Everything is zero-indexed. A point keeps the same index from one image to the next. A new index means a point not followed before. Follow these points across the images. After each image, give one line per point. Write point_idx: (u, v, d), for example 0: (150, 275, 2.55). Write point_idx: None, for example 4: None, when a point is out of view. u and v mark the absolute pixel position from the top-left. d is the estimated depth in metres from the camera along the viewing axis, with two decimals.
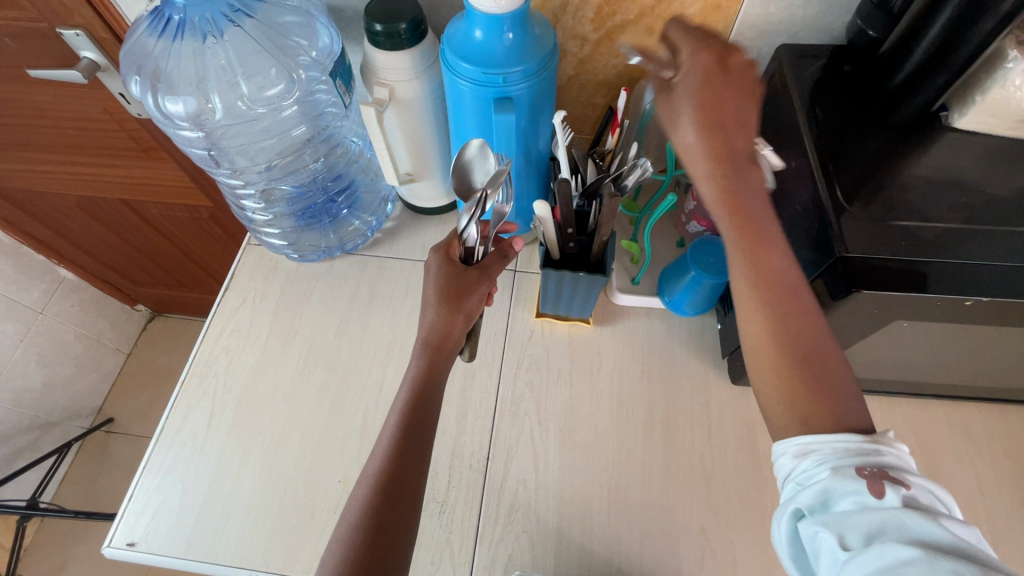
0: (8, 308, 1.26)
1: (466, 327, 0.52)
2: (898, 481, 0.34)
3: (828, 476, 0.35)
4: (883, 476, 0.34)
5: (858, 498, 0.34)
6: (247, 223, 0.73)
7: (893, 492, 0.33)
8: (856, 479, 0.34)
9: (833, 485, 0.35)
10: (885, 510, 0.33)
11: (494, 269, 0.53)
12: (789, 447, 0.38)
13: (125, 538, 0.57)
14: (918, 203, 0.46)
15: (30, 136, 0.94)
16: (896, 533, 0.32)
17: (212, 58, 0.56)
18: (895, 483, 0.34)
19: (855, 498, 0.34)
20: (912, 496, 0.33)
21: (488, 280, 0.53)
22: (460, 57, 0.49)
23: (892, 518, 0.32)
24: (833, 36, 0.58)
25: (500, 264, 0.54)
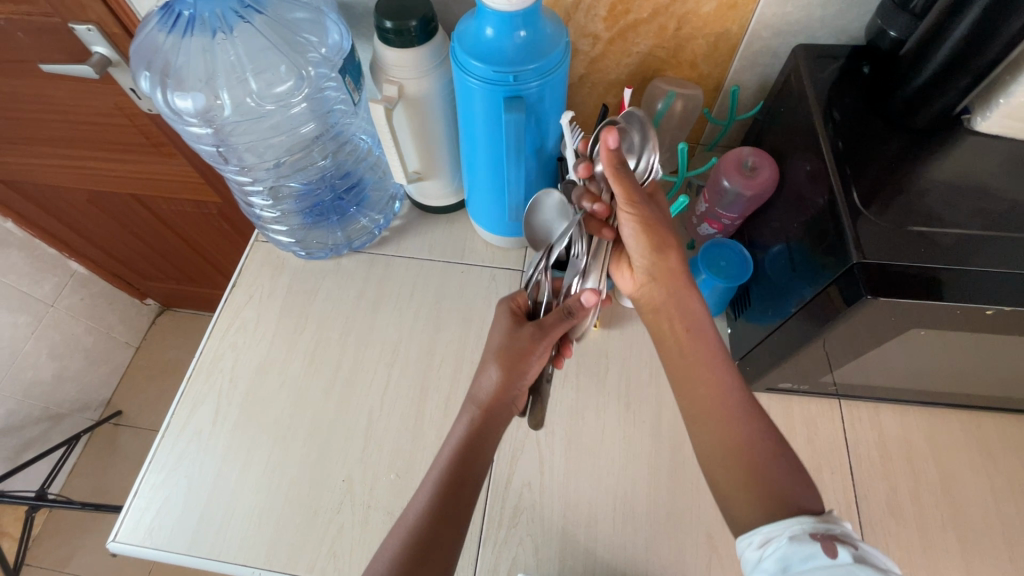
0: (20, 301, 1.28)
1: (522, 391, 0.52)
2: (849, 543, 0.37)
3: (786, 542, 0.39)
4: (834, 539, 0.37)
5: (812, 559, 0.37)
6: (255, 219, 0.73)
7: (845, 552, 0.36)
8: (810, 544, 0.38)
9: (791, 552, 0.38)
10: (833, 563, 0.35)
11: (553, 330, 0.50)
12: (752, 537, 0.41)
13: (130, 533, 0.57)
14: (938, 209, 0.45)
15: (42, 130, 0.95)
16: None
17: (221, 54, 0.56)
18: (846, 544, 0.37)
19: (811, 561, 0.37)
20: (861, 557, 0.36)
21: (545, 343, 0.51)
22: (470, 55, 0.49)
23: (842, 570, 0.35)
24: (851, 36, 0.57)
25: (561, 323, 0.50)
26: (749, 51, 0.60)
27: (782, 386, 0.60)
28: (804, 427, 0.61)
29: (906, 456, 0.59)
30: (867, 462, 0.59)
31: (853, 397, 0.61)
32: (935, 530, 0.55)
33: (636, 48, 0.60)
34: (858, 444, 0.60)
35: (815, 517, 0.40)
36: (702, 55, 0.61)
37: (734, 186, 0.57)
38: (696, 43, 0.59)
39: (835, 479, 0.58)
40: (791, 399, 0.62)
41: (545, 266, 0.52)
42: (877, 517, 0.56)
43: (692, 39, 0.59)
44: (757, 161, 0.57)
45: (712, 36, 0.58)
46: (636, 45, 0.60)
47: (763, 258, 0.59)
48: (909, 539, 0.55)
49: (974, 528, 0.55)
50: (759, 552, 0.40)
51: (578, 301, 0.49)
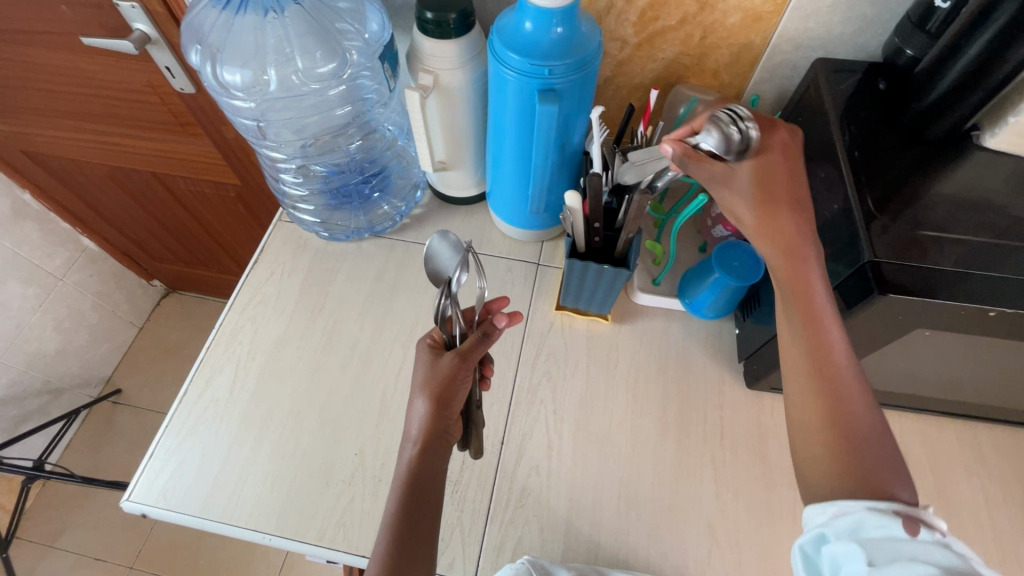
0: (31, 273, 1.30)
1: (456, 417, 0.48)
2: (931, 525, 0.34)
3: (860, 510, 0.36)
4: (918, 519, 0.34)
5: (888, 531, 0.34)
6: (282, 197, 0.75)
7: (927, 533, 0.34)
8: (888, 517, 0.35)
9: (864, 520, 0.35)
10: (918, 543, 0.33)
11: (470, 354, 0.46)
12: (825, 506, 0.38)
13: (144, 493, 0.58)
14: (946, 218, 0.47)
15: (72, 104, 0.97)
16: (927, 561, 0.32)
17: (270, 33, 0.58)
18: (930, 529, 0.34)
19: (884, 531, 0.34)
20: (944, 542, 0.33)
21: (466, 366, 0.46)
22: (508, 46, 0.51)
23: (925, 549, 0.33)
24: (869, 54, 0.60)
25: (477, 346, 0.46)
26: (770, 63, 0.62)
27: None
28: None
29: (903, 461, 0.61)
30: None
31: None
32: None
33: (662, 54, 0.63)
34: None
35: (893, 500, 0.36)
36: (724, 64, 0.63)
37: None
38: (720, 52, 0.62)
39: None
40: None
41: (448, 296, 0.48)
42: None
43: (716, 48, 0.61)
44: None
45: (736, 47, 0.61)
46: (661, 51, 0.63)
47: None
48: None
49: (968, 534, 0.57)
50: (834, 519, 0.37)
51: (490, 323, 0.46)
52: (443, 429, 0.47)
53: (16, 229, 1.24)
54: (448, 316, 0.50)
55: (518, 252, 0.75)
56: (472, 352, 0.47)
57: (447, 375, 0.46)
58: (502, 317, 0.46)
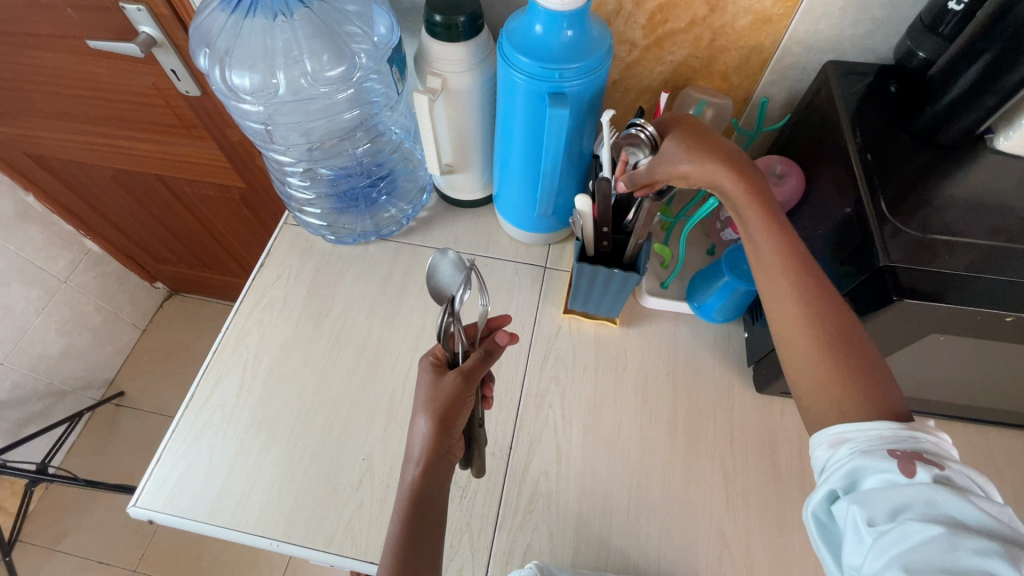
0: (35, 275, 1.29)
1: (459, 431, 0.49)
2: (930, 463, 0.35)
3: (856, 455, 0.37)
4: (913, 457, 0.35)
5: (887, 476, 0.35)
6: (289, 200, 0.75)
7: (923, 472, 0.35)
8: (884, 459, 0.36)
9: (861, 464, 0.36)
10: (914, 486, 0.34)
11: (473, 373, 0.48)
12: (825, 437, 0.39)
13: (152, 498, 0.58)
14: (961, 222, 0.47)
15: (77, 107, 0.97)
16: (926, 508, 0.33)
17: (278, 36, 0.58)
18: (926, 464, 0.35)
19: (883, 476, 0.35)
20: (941, 477, 0.34)
21: (467, 383, 0.48)
22: (518, 49, 0.51)
23: (922, 494, 0.33)
24: (879, 57, 0.60)
25: (481, 365, 0.48)
26: (779, 66, 0.62)
27: None
28: None
29: None
30: None
31: None
32: None
33: (671, 56, 0.63)
34: None
35: (896, 425, 0.37)
36: (734, 67, 0.63)
37: None
38: (729, 55, 0.62)
39: None
40: None
41: (452, 315, 0.48)
42: None
43: (726, 50, 0.61)
44: (785, 169, 0.59)
45: (745, 49, 0.61)
46: (670, 54, 0.63)
47: None
48: None
49: None
50: (833, 455, 0.38)
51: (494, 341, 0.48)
52: (446, 448, 0.47)
53: (20, 231, 1.23)
54: (451, 333, 0.50)
55: (525, 255, 0.74)
56: (475, 373, 0.48)
57: (451, 396, 0.47)
58: (504, 335, 0.48)
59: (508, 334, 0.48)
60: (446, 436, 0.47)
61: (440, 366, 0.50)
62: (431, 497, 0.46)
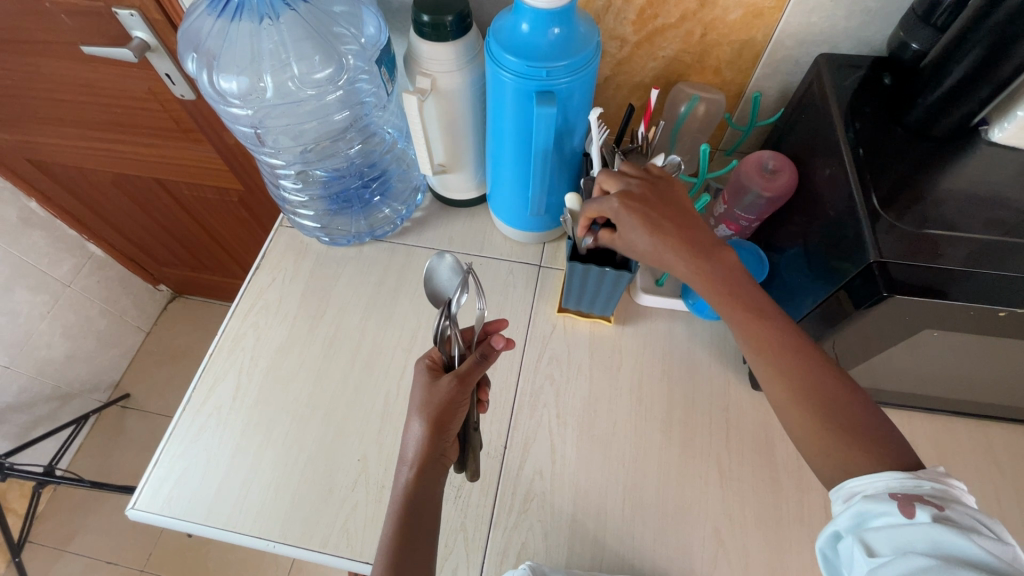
0: (39, 280, 1.31)
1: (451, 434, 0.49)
2: (933, 503, 0.35)
3: (859, 501, 0.37)
4: (916, 499, 0.35)
5: (889, 519, 0.36)
6: (283, 203, 0.75)
7: (925, 512, 0.35)
8: (887, 503, 0.36)
9: (865, 511, 0.37)
10: (914, 527, 0.34)
11: (468, 376, 0.48)
12: (835, 490, 0.39)
13: (149, 501, 0.59)
14: (954, 216, 0.46)
15: (75, 112, 0.98)
16: (927, 548, 0.33)
17: (266, 39, 0.58)
18: (928, 505, 0.35)
19: (886, 519, 0.36)
20: (945, 519, 0.34)
21: (463, 387, 0.47)
22: (505, 48, 0.51)
23: (922, 534, 0.34)
24: (874, 49, 0.59)
25: (476, 368, 0.48)
26: (772, 59, 0.61)
27: None
28: None
29: None
30: None
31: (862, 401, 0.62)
32: None
33: (662, 52, 0.62)
34: None
35: (904, 473, 0.37)
36: (726, 61, 0.62)
37: (754, 188, 0.58)
38: (721, 49, 0.61)
39: None
40: None
41: (448, 318, 0.48)
42: None
43: (717, 45, 0.61)
44: (777, 164, 0.58)
45: (737, 43, 0.60)
46: (662, 49, 0.62)
47: (779, 261, 0.60)
48: None
49: None
50: (843, 507, 0.38)
51: (489, 344, 0.49)
52: (440, 452, 0.47)
53: (23, 236, 1.25)
54: (447, 336, 0.50)
55: (520, 254, 0.74)
56: (471, 377, 0.48)
57: (443, 399, 0.47)
58: (499, 339, 0.49)
59: (502, 337, 0.49)
60: (438, 438, 0.47)
61: (437, 368, 0.50)
62: (423, 498, 0.46)
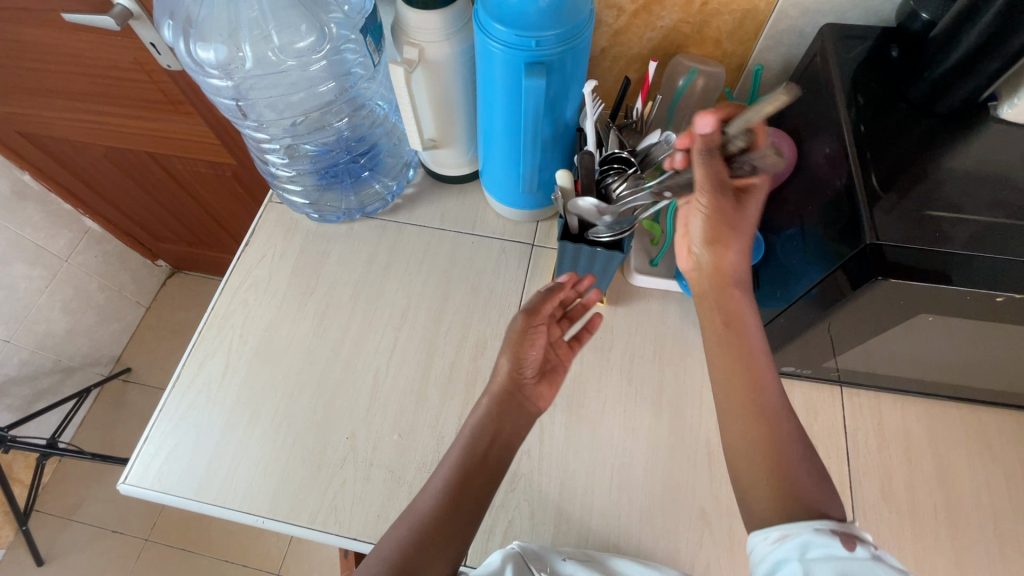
0: (36, 254, 1.30)
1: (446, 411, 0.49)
2: (860, 539, 0.37)
3: (808, 531, 0.37)
4: (852, 537, 0.37)
5: (828, 549, 0.36)
6: (270, 178, 0.73)
7: (864, 550, 0.36)
8: (829, 537, 0.37)
9: (812, 539, 0.37)
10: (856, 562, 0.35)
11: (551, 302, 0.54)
12: (768, 530, 0.39)
13: (140, 476, 0.59)
14: (958, 197, 0.45)
15: (62, 83, 0.95)
16: None
17: (246, 7, 0.56)
18: (865, 544, 0.37)
19: (826, 550, 0.36)
20: (876, 555, 0.36)
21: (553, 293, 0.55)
22: (493, 17, 0.48)
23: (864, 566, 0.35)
24: (882, 19, 0.56)
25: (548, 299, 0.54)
26: (775, 30, 0.59)
27: (785, 369, 0.61)
28: (803, 412, 0.61)
29: (904, 445, 0.60)
30: (864, 449, 0.60)
31: (855, 385, 0.62)
32: (927, 518, 0.56)
33: (660, 21, 0.60)
34: (857, 431, 0.61)
35: (833, 522, 0.38)
36: (727, 32, 0.60)
37: None
38: (721, 19, 0.58)
39: (831, 463, 0.59)
40: (792, 383, 0.63)
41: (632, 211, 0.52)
42: (869, 504, 0.57)
43: (718, 14, 0.58)
44: (776, 141, 0.56)
45: (739, 13, 0.57)
46: (660, 18, 0.59)
47: (776, 241, 0.59)
48: (900, 524, 0.56)
49: (966, 519, 0.56)
50: (777, 545, 0.38)
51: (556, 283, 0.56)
52: None
53: (18, 210, 1.24)
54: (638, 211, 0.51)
55: (512, 233, 0.73)
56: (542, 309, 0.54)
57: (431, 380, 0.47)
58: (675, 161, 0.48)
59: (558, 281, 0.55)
60: None
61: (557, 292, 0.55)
62: None
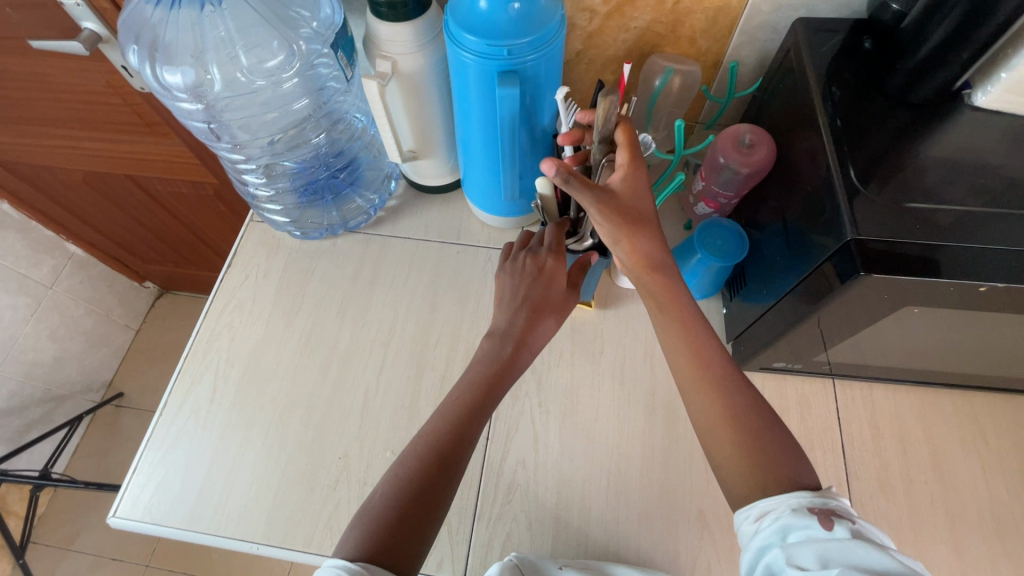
0: (19, 283, 1.28)
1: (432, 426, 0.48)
2: (843, 518, 0.37)
3: (786, 512, 0.38)
4: (833, 514, 0.38)
5: (808, 530, 0.37)
6: (249, 198, 0.72)
7: (843, 527, 0.36)
8: (807, 517, 0.38)
9: (791, 521, 0.38)
10: (832, 540, 0.36)
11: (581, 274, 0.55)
12: (748, 510, 0.40)
13: (129, 508, 0.58)
14: (938, 187, 0.44)
15: (35, 109, 0.94)
16: (851, 560, 0.34)
17: (211, 28, 0.55)
18: (844, 520, 0.37)
19: (806, 531, 0.37)
20: (857, 532, 0.36)
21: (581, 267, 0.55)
22: (464, 27, 0.48)
23: (842, 545, 0.35)
24: (855, 11, 0.56)
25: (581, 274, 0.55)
26: (749, 26, 0.58)
27: (776, 365, 0.61)
28: (797, 406, 0.61)
29: (898, 435, 0.60)
30: (859, 441, 0.60)
31: (846, 377, 0.62)
32: (925, 507, 0.56)
33: (634, 22, 0.59)
34: (851, 422, 0.61)
35: (811, 497, 0.39)
36: (701, 30, 0.59)
37: (730, 164, 0.56)
38: (694, 17, 0.58)
39: (827, 457, 0.59)
40: (785, 378, 0.63)
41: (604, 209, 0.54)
42: (867, 495, 0.57)
43: (691, 13, 0.58)
44: (754, 138, 0.56)
45: (711, 11, 0.57)
46: (634, 19, 0.59)
47: (760, 237, 0.58)
48: (898, 515, 0.56)
49: (963, 506, 0.56)
50: (756, 527, 0.39)
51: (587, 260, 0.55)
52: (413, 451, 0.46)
53: None
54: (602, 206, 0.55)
55: (497, 240, 0.72)
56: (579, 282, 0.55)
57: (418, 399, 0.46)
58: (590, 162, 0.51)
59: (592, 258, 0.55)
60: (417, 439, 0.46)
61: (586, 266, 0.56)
62: None
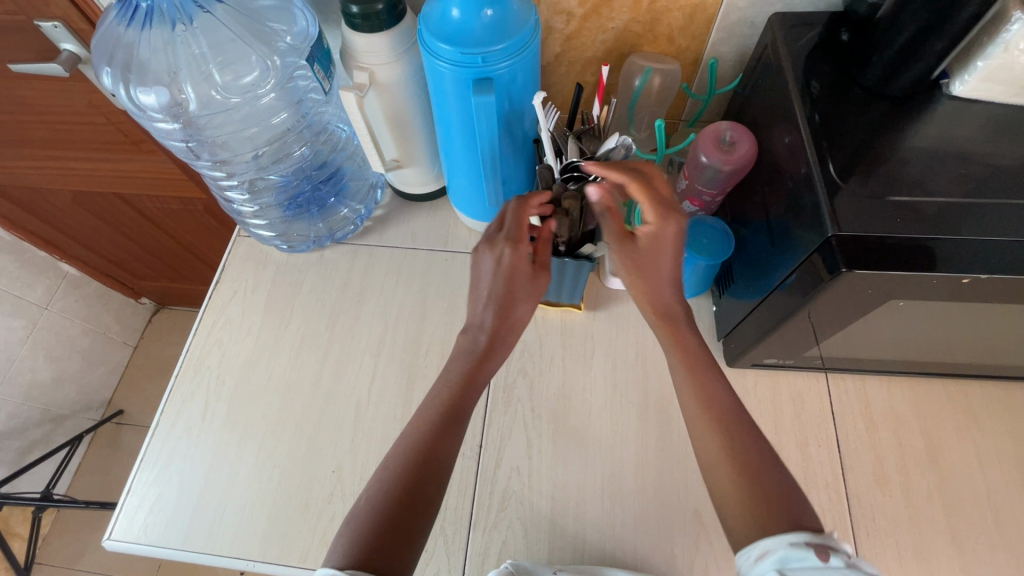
0: (14, 305, 1.28)
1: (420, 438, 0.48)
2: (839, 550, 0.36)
3: (783, 547, 0.36)
4: (828, 546, 0.36)
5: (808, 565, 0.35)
6: (235, 214, 0.72)
7: (841, 560, 0.35)
8: (804, 551, 0.36)
9: (788, 555, 0.36)
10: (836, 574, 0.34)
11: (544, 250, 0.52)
12: (747, 551, 0.38)
13: (124, 531, 0.58)
14: (918, 178, 0.44)
15: (21, 132, 0.94)
16: None
17: (184, 46, 0.55)
18: (840, 553, 0.36)
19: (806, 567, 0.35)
20: (854, 564, 0.35)
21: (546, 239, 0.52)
22: (438, 37, 0.48)
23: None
24: (831, 3, 0.55)
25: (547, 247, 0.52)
26: (726, 22, 0.58)
27: (768, 362, 0.60)
28: (790, 402, 0.61)
29: (892, 426, 0.60)
30: (853, 434, 0.59)
31: (839, 370, 0.61)
32: (921, 499, 0.56)
33: (611, 23, 0.59)
34: (845, 416, 0.60)
35: (807, 531, 0.37)
36: (678, 28, 0.59)
37: (713, 163, 0.56)
38: (671, 15, 0.58)
39: (822, 452, 0.59)
40: (777, 374, 0.63)
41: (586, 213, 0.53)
42: (863, 488, 0.57)
43: (667, 11, 0.57)
44: (735, 135, 0.55)
45: (688, 8, 0.57)
46: (611, 20, 0.59)
47: (745, 234, 0.58)
48: (895, 507, 0.56)
49: (960, 495, 0.56)
50: (756, 567, 0.37)
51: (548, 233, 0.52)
52: None
53: None
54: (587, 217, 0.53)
55: None
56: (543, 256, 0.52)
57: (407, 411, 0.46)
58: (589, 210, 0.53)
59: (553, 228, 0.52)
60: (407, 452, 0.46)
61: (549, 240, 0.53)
62: None
